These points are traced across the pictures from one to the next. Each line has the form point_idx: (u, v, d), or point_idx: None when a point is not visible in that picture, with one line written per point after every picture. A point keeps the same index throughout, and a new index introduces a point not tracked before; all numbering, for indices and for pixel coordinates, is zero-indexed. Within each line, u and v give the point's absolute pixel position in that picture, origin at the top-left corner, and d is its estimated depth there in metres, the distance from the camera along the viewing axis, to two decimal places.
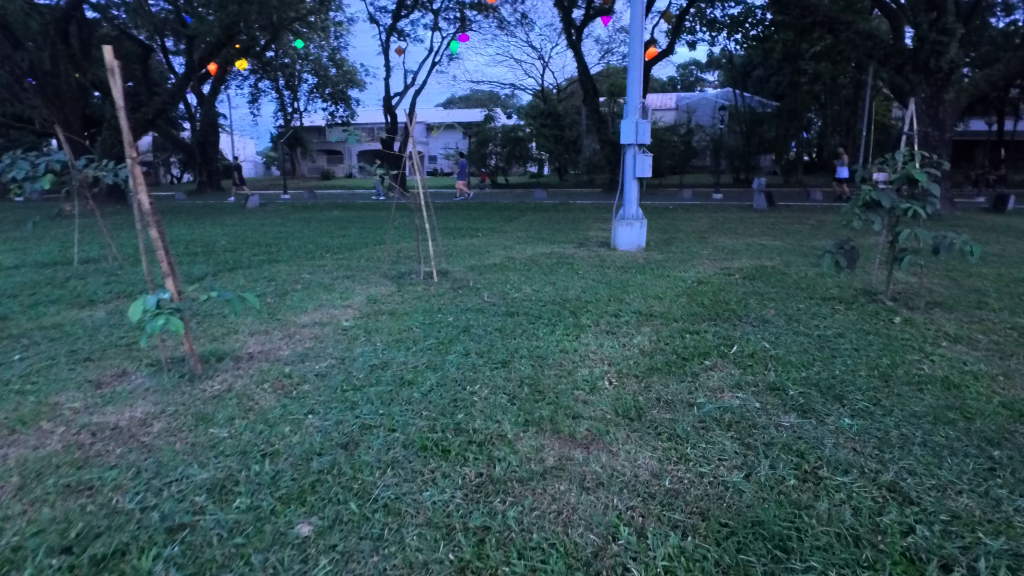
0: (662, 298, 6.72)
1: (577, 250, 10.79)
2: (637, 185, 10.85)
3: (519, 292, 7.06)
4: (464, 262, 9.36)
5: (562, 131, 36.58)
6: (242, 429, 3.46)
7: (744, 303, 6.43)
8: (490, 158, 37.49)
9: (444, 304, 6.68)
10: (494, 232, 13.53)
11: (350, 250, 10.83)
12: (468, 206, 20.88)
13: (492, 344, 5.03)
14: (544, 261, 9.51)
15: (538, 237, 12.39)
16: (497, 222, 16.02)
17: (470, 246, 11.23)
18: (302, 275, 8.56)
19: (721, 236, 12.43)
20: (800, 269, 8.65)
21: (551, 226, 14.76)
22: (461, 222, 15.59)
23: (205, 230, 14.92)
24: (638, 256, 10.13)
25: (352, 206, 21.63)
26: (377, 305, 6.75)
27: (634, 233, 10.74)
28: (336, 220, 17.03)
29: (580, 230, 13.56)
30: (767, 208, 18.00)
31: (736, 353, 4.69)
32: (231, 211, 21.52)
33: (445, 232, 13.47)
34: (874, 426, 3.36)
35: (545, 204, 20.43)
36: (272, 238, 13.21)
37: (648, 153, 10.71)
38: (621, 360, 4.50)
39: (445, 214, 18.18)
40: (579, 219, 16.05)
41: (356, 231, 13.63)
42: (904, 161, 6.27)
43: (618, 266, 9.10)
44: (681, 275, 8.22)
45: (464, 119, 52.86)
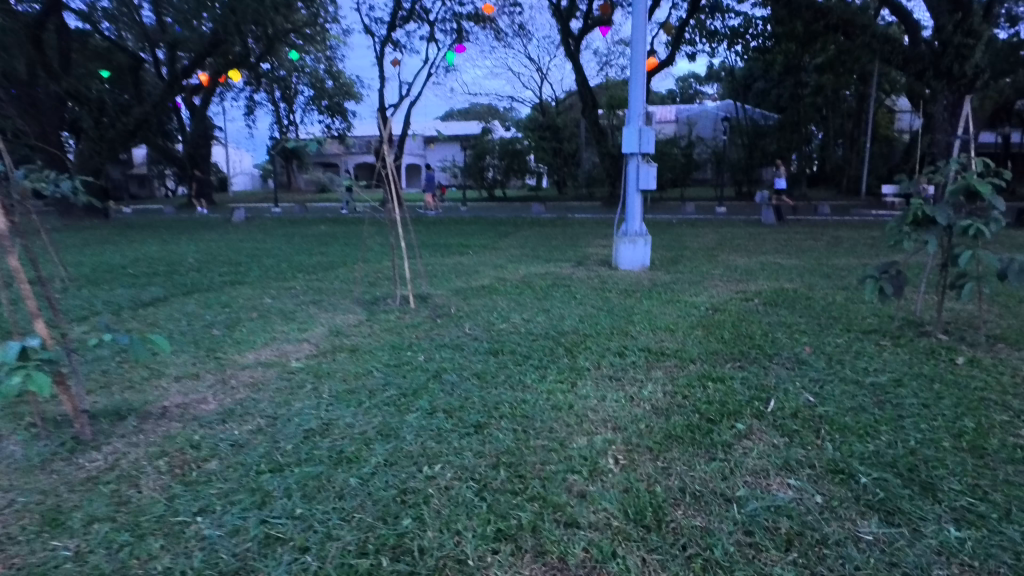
0: (673, 332, 5.71)
1: (575, 269, 9.80)
2: (640, 197, 9.83)
3: (507, 322, 6.10)
4: (447, 284, 8.39)
5: (561, 144, 35.81)
6: (92, 546, 2.46)
7: (772, 338, 5.41)
8: (488, 172, 36.10)
9: (419, 337, 5.70)
10: (486, 249, 12.56)
11: (326, 269, 9.86)
12: (462, 220, 19.99)
13: (466, 397, 4.03)
14: (537, 283, 8.52)
15: (533, 255, 11.42)
16: (491, 237, 15.09)
17: (457, 265, 10.23)
18: (263, 300, 7.59)
19: (732, 254, 11.49)
20: (826, 293, 7.66)
21: (548, 242, 13.83)
22: (453, 238, 14.66)
23: (179, 246, 14.00)
24: (643, 277, 9.13)
25: (341, 221, 20.75)
26: (339, 339, 5.78)
27: (638, 251, 9.77)
28: (322, 235, 16.11)
29: (578, 247, 12.61)
30: (776, 222, 17.05)
31: (775, 412, 3.67)
32: (215, 226, 20.64)
33: (433, 249, 12.49)
34: (994, 543, 2.38)
35: (543, 219, 19.52)
36: (247, 255, 12.25)
37: (653, 163, 9.76)
38: (629, 425, 3.48)
39: (437, 229, 17.26)
40: (579, 235, 15.13)
41: (338, 248, 12.67)
42: (959, 170, 5.29)
43: (620, 289, 8.11)
44: (694, 301, 7.21)
45: (463, 132, 52.24)
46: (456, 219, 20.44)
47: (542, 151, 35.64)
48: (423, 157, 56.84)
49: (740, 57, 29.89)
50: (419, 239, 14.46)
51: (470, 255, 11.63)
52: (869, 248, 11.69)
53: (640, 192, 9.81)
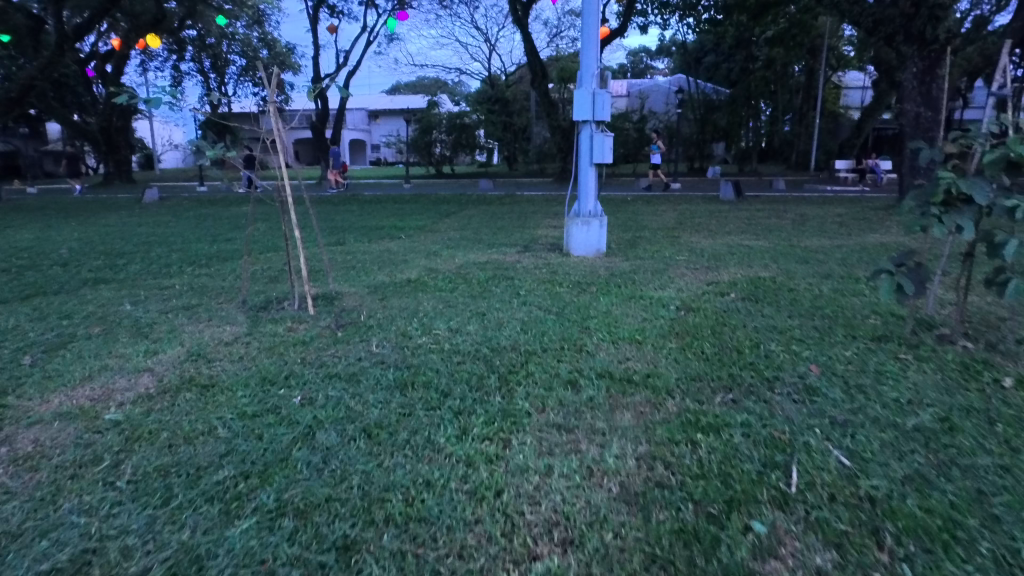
0: (637, 346, 4.42)
1: (520, 257, 8.44)
2: (594, 172, 8.51)
3: (426, 336, 4.70)
4: (364, 280, 6.90)
5: (511, 118, 34.24)
6: None
7: (765, 353, 4.21)
8: (435, 147, 34.67)
9: (305, 361, 4.24)
10: (421, 232, 11.11)
11: (220, 262, 8.15)
12: (401, 199, 18.33)
13: (340, 479, 2.67)
14: (472, 276, 7.12)
15: (472, 239, 9.99)
16: (430, 218, 13.58)
17: (383, 253, 8.71)
18: (121, 306, 5.95)
19: (694, 234, 10.41)
20: (809, 283, 6.59)
21: (492, 223, 12.45)
22: (387, 220, 13.08)
23: (61, 233, 11.92)
24: (598, 265, 7.84)
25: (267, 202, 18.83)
26: (194, 367, 4.25)
27: (592, 234, 8.47)
28: (238, 218, 14.22)
29: (526, 229, 11.30)
30: (735, 199, 16.17)
31: (803, 496, 2.47)
32: (121, 207, 18.31)
33: (361, 233, 10.91)
34: None
35: (490, 197, 18.07)
36: (138, 243, 10.38)
37: (609, 133, 8.43)
38: (588, 540, 2.18)
39: (373, 209, 15.67)
40: (527, 215, 13.77)
41: (249, 233, 10.95)
42: (997, 135, 4.14)
43: (569, 281, 6.82)
44: (660, 299, 5.91)
45: (408, 105, 49.92)
46: (396, 197, 18.79)
47: (491, 125, 33.95)
48: (366, 132, 54.07)
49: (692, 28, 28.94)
50: (349, 222, 12.85)
51: (401, 240, 10.08)
52: (839, 227, 10.81)
53: (594, 166, 8.49)
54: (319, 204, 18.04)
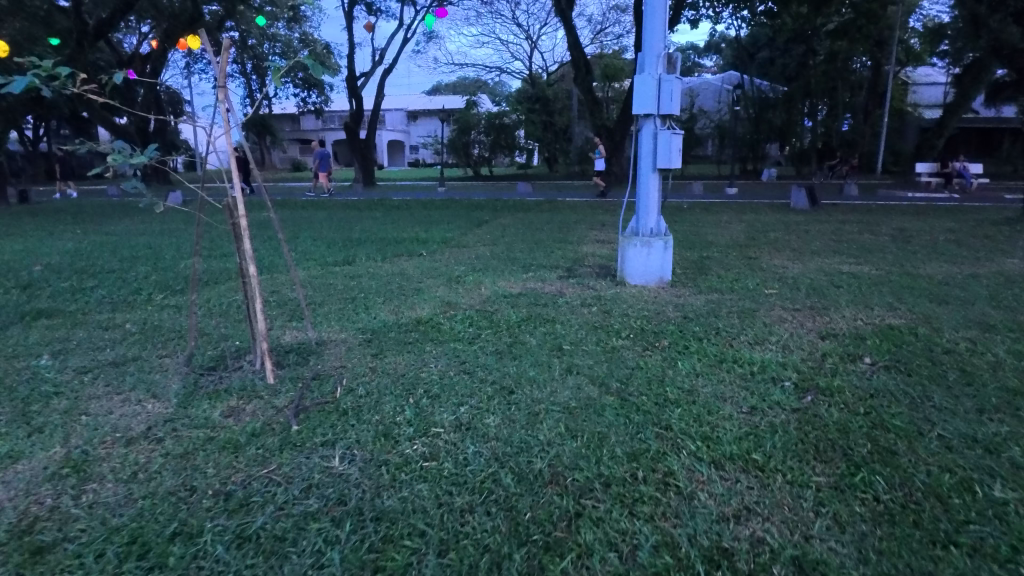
0: (762, 480, 2.67)
1: (563, 286, 6.75)
2: (657, 179, 6.74)
3: (420, 440, 3.05)
4: (360, 323, 5.31)
5: (552, 118, 32.60)
6: None
7: (995, 510, 2.45)
8: (473, 148, 33.27)
9: (220, 493, 2.65)
10: (447, 248, 9.60)
11: (197, 289, 6.73)
12: (431, 205, 16.90)
13: None
14: (500, 317, 5.45)
15: (505, 259, 8.36)
16: (460, 229, 12.04)
17: (394, 278, 7.17)
18: (37, 359, 4.51)
19: (774, 255, 8.52)
20: (967, 340, 4.73)
21: (529, 235, 10.83)
22: (410, 231, 11.60)
23: (60, 243, 10.93)
24: (663, 300, 6.07)
25: (291, 207, 17.68)
26: (51, 499, 2.71)
27: (653, 258, 6.71)
28: (251, 226, 13.02)
29: (569, 245, 9.62)
30: (809, 208, 14.08)
31: None
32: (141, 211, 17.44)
33: (378, 248, 9.51)
34: None
35: (528, 202, 16.43)
36: (125, 257, 9.14)
37: (678, 130, 6.64)
38: None
39: (399, 217, 14.42)
40: (569, 226, 12.09)
41: (252, 246, 9.63)
42: None
43: (629, 327, 5.12)
44: (762, 367, 4.11)
45: (447, 106, 48.99)
46: (426, 202, 17.38)
47: (531, 125, 32.33)
48: (405, 133, 53.28)
49: (748, 21, 26.80)
50: (367, 234, 11.43)
51: (420, 259, 8.55)
52: (956, 247, 8.76)
53: (658, 172, 6.72)
54: (344, 210, 16.78)
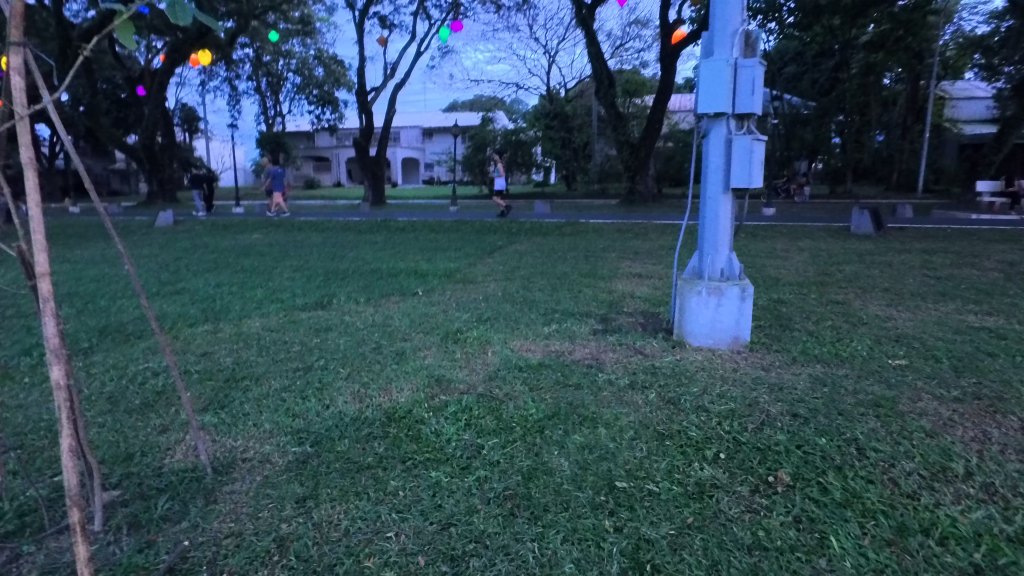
0: None
1: (599, 349, 4.92)
2: (728, 203, 4.93)
3: None
4: (299, 423, 3.52)
5: (570, 134, 31.04)
6: None
7: None
8: (489, 166, 31.69)
9: None
10: (451, 283, 7.94)
11: (110, 347, 5.05)
12: (439, 227, 15.25)
13: None
14: (511, 410, 3.63)
15: (521, 302, 6.60)
16: (468, 257, 10.31)
17: (371, 332, 5.39)
18: None
19: (868, 300, 6.58)
20: None
21: (549, 267, 9.08)
22: (410, 261, 9.92)
23: (11, 270, 9.58)
24: (747, 377, 4.20)
25: (287, 228, 16.20)
26: None
27: (723, 312, 4.87)
28: (234, 252, 11.48)
29: (600, 282, 7.83)
30: (875, 233, 12.10)
31: None
32: (128, 234, 16.15)
33: (368, 283, 7.90)
34: None
35: (547, 224, 14.71)
36: (64, 292, 7.60)
37: (760, 134, 4.81)
38: None
39: (401, 241, 12.95)
40: (596, 255, 10.33)
41: (218, 281, 8.16)
42: None
43: (711, 436, 3.28)
44: (990, 555, 2.31)
45: (463, 123, 47.95)
46: (434, 224, 15.75)
47: (549, 142, 30.80)
48: (420, 150, 52.18)
49: (777, 33, 25.09)
50: (359, 263, 9.75)
51: (411, 301, 6.76)
52: None
53: (730, 192, 4.90)
54: (342, 232, 15.20)
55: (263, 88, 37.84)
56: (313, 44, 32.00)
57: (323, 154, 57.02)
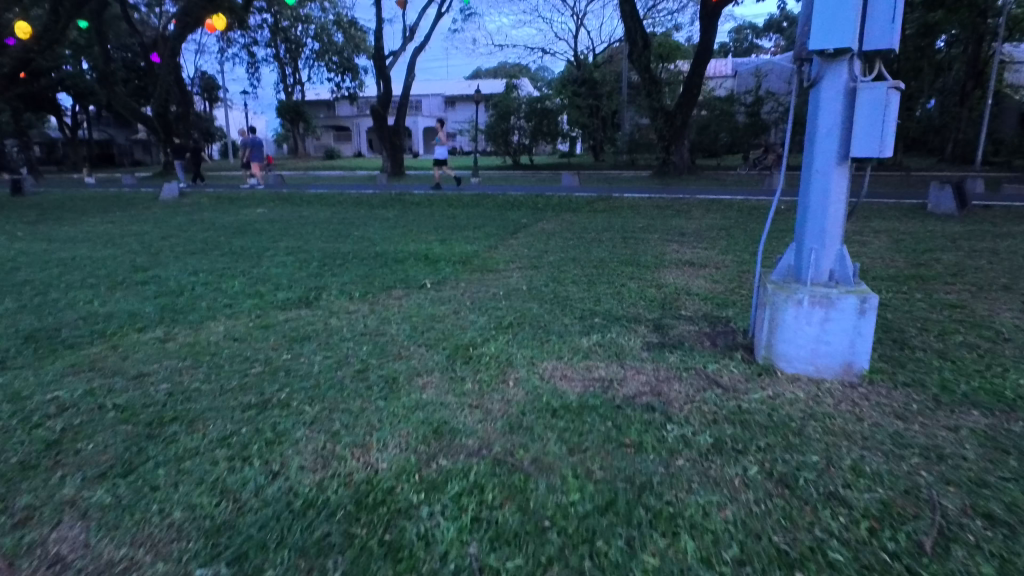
0: None
1: (662, 378, 3.65)
2: (843, 178, 3.56)
3: None
4: (224, 513, 2.38)
5: (599, 102, 29.22)
6: None
7: None
8: (512, 136, 29.87)
9: None
10: (466, 271, 6.74)
11: (28, 362, 3.95)
12: (458, 202, 13.93)
13: None
14: (542, 497, 2.41)
15: (550, 300, 5.34)
16: (487, 238, 9.02)
17: (357, 344, 4.18)
18: None
19: (992, 304, 5.15)
20: None
21: (582, 252, 7.75)
22: (421, 242, 8.68)
23: None
24: (883, 435, 2.92)
25: (296, 202, 15.05)
26: None
27: (831, 331, 3.55)
28: (229, 230, 10.37)
29: (645, 272, 6.51)
30: (958, 212, 10.47)
31: None
32: (128, 207, 15.16)
33: (369, 271, 6.72)
34: None
35: (576, 199, 13.31)
36: (22, 278, 6.58)
37: (897, 80, 3.40)
38: None
39: (415, 218, 11.77)
40: (635, 236, 8.96)
41: (201, 267, 7.10)
42: None
43: (867, 566, 2.04)
44: None
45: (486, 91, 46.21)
46: (452, 198, 14.45)
47: (576, 111, 28.87)
48: (442, 119, 50.59)
49: None
50: (363, 245, 8.55)
51: (416, 298, 5.51)
52: None
53: (846, 163, 3.53)
54: (352, 207, 13.98)
55: (282, 56, 36.62)
56: (331, 8, 30.52)
57: (343, 124, 55.77)
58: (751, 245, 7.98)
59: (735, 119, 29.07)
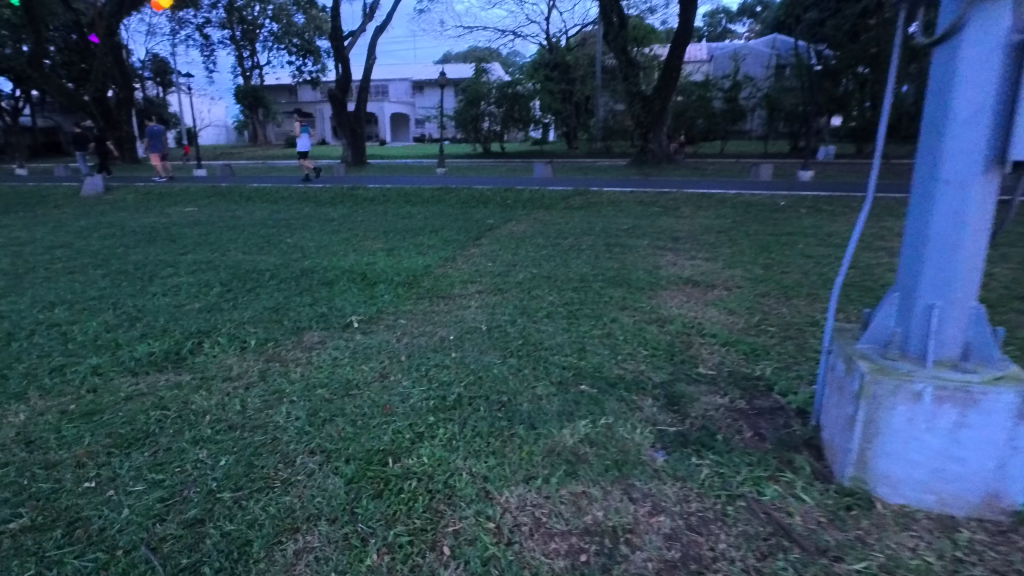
0: None
1: (696, 523, 2.24)
2: (988, 196, 2.19)
3: None
4: None
5: (572, 86, 27.77)
6: None
7: None
8: (483, 122, 28.15)
9: None
10: (412, 296, 5.27)
11: None
12: (417, 197, 12.34)
13: None
14: None
15: (516, 350, 3.89)
16: (444, 245, 7.50)
17: (215, 455, 2.68)
18: None
19: None
20: None
21: (559, 266, 6.30)
22: (363, 253, 7.14)
23: None
24: None
25: (234, 199, 13.30)
26: None
27: (968, 443, 2.19)
28: (138, 236, 8.68)
29: (636, 296, 5.18)
30: None
31: None
32: (39, 205, 13.26)
33: (288, 296, 5.23)
34: None
35: (550, 194, 11.87)
36: None
37: None
38: None
39: (365, 217, 10.25)
40: (620, 243, 7.53)
41: (71, 293, 5.52)
42: None
43: None
44: None
45: (455, 76, 44.32)
46: (411, 193, 12.87)
47: (549, 96, 27.27)
48: (410, 105, 48.53)
49: None
50: (290, 258, 6.96)
51: (331, 349, 3.99)
52: None
53: (997, 171, 2.16)
54: (297, 204, 12.30)
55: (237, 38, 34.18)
56: None
57: (305, 110, 53.25)
58: (761, 255, 6.63)
59: (712, 105, 27.68)
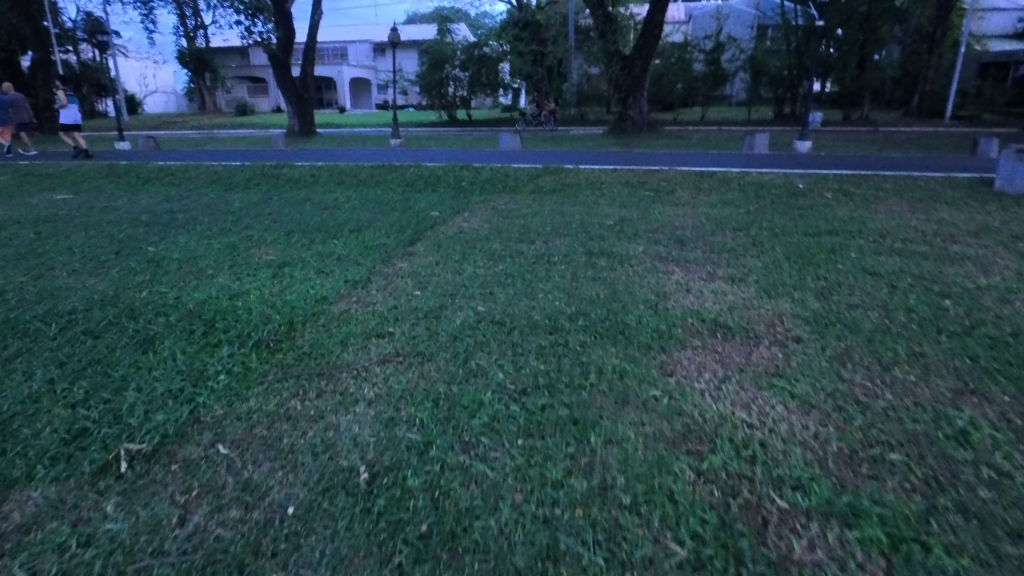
0: None
1: None
2: None
3: None
4: None
5: (543, 48, 24.35)
6: None
7: None
8: (448, 87, 25.72)
9: None
10: (265, 372, 3.17)
11: None
12: (353, 179, 10.07)
13: None
14: None
15: (410, 562, 1.86)
16: (363, 255, 5.41)
17: None
18: None
19: None
20: None
21: (520, 297, 4.24)
22: (241, 272, 5.00)
23: None
24: None
25: (130, 180, 10.86)
26: None
27: None
28: None
29: (643, 365, 3.17)
30: None
31: None
32: None
33: (47, 382, 3.05)
34: None
35: (515, 173, 9.75)
36: None
37: None
38: None
39: (281, 206, 8.03)
40: (606, 249, 5.49)
41: None
42: None
43: None
44: None
45: (420, 37, 41.07)
46: (347, 171, 10.59)
47: (518, 58, 24.26)
48: (372, 69, 45.08)
49: None
50: (128, 284, 4.79)
51: (22, 565, 1.92)
52: None
53: None
54: (204, 187, 9.98)
55: None
56: None
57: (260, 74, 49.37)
58: (807, 274, 4.63)
59: (693, 69, 25.37)
